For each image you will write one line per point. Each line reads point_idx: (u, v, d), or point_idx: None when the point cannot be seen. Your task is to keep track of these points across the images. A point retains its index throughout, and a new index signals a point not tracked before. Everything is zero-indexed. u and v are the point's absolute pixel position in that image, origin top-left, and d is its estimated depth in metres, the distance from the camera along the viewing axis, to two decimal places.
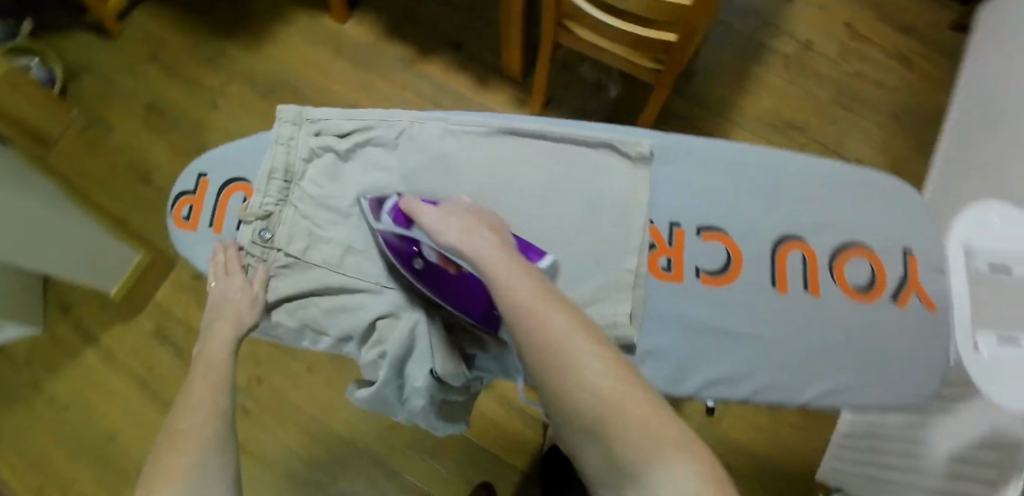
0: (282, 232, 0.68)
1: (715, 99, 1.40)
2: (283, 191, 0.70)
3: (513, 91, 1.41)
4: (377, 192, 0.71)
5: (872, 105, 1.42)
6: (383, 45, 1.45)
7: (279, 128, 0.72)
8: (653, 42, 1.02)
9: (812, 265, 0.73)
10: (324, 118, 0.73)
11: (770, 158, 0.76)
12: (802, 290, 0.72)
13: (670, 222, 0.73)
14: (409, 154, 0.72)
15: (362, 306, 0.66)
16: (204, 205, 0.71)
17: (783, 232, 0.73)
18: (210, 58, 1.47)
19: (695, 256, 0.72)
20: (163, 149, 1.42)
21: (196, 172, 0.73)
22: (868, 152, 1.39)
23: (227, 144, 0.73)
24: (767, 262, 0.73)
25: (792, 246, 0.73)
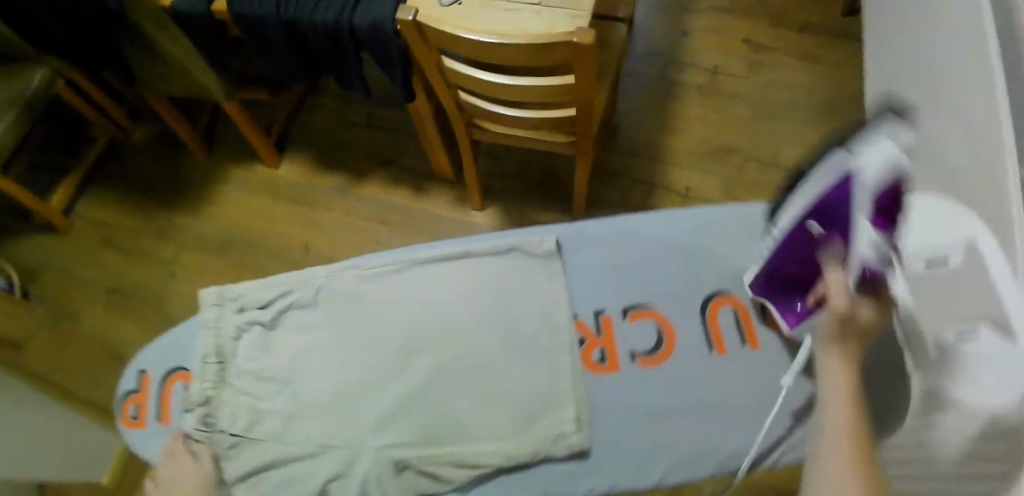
0: (225, 414, 0.74)
1: (645, 143, 1.43)
2: (221, 372, 0.76)
3: (454, 190, 1.44)
4: (307, 354, 0.77)
5: (794, 107, 1.44)
6: (320, 177, 1.50)
7: (205, 316, 0.79)
8: (558, 120, 1.05)
9: (741, 316, 0.79)
10: (243, 295, 0.80)
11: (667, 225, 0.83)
12: (740, 346, 0.78)
13: (594, 311, 0.80)
14: (331, 309, 0.79)
15: (310, 472, 0.71)
16: (148, 401, 0.78)
17: (707, 293, 0.81)
18: (160, 230, 1.52)
19: (627, 341, 0.78)
20: (131, 328, 1.44)
21: (136, 370, 0.79)
22: (805, 153, 1.40)
23: (160, 339, 0.80)
24: (700, 324, 0.79)
25: (722, 307, 0.80)
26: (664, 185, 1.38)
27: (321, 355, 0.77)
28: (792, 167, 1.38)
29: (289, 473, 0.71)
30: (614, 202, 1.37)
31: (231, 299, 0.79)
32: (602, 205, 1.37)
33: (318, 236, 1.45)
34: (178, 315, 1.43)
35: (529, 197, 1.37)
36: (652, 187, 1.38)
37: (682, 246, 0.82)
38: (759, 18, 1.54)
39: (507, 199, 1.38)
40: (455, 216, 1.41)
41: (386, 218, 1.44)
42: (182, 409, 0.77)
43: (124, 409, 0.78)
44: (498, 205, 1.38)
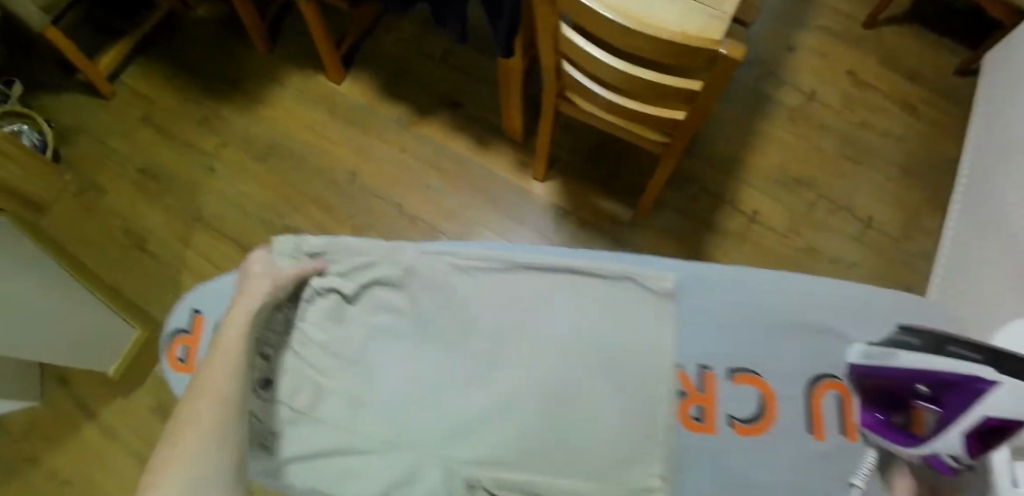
0: (286, 384, 0.71)
1: (722, 155, 1.37)
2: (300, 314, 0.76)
3: (517, 153, 1.37)
4: (382, 330, 0.74)
5: (880, 156, 1.39)
6: (382, 105, 1.43)
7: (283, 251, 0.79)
8: (659, 119, 1.00)
9: (844, 404, 0.71)
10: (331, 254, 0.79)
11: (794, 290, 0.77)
12: (839, 434, 0.70)
13: (698, 365, 0.73)
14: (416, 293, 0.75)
15: (363, 466, 0.65)
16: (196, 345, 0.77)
17: (816, 372, 0.73)
18: (205, 120, 1.45)
19: (726, 402, 0.72)
20: (159, 214, 1.39)
21: (190, 308, 0.79)
22: (880, 206, 1.35)
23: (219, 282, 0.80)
24: (801, 402, 0.72)
25: (827, 387, 0.73)
26: (732, 204, 1.33)
27: (400, 342, 0.73)
28: (863, 218, 1.34)
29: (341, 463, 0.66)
30: (677, 208, 1.33)
31: (308, 251, 0.79)
32: (665, 208, 1.32)
33: (367, 165, 1.39)
34: (209, 212, 1.38)
35: (594, 179, 1.33)
36: (720, 203, 1.33)
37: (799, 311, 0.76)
38: (867, 52, 1.46)
39: (573, 176, 1.34)
40: (514, 180, 1.35)
41: (441, 164, 1.37)
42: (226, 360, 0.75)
43: (172, 350, 0.78)
44: (560, 180, 1.34)
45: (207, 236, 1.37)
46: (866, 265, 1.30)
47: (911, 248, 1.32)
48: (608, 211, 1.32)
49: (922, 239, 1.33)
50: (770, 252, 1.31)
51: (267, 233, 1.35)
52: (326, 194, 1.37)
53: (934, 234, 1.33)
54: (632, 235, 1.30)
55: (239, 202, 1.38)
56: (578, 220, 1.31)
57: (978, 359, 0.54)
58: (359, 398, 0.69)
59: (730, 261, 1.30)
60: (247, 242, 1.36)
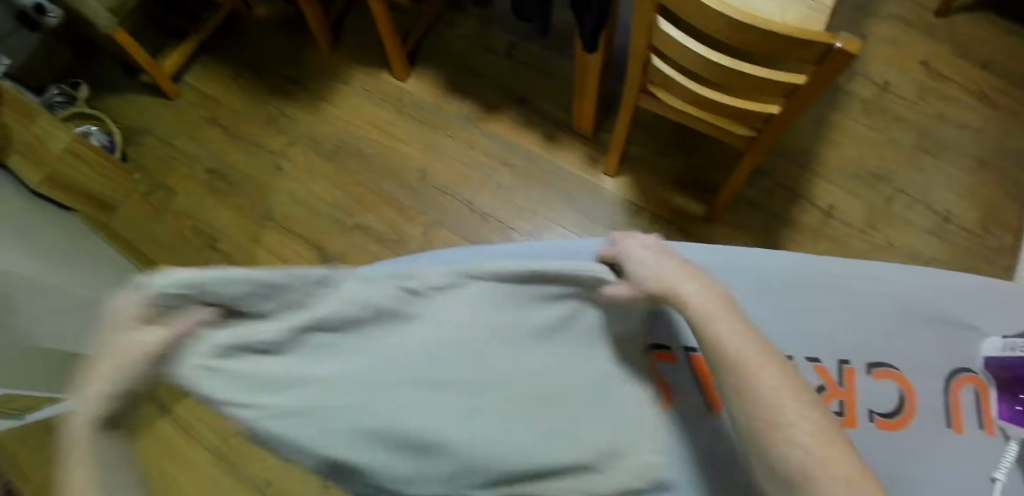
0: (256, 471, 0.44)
1: (795, 149, 1.34)
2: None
3: (588, 149, 1.35)
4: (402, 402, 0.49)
5: (956, 148, 1.35)
6: (446, 102, 1.42)
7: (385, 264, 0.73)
8: (752, 113, 0.99)
9: (976, 404, 0.66)
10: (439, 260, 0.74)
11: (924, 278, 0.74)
12: (978, 429, 0.65)
13: (839, 359, 0.66)
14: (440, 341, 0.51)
15: None
16: None
17: (952, 365, 0.67)
18: (271, 120, 1.46)
19: (869, 399, 0.66)
20: (228, 214, 1.40)
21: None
22: (957, 199, 1.32)
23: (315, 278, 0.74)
24: (940, 398, 0.66)
25: (963, 379, 0.67)
26: (807, 199, 1.31)
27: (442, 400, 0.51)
28: (942, 213, 1.31)
29: None
30: (751, 203, 1.31)
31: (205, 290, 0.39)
32: (740, 203, 1.30)
33: (435, 163, 1.38)
34: (278, 212, 1.39)
35: (666, 174, 1.32)
36: (795, 198, 1.31)
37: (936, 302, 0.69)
38: (941, 40, 1.42)
39: (645, 171, 1.32)
40: (585, 176, 1.34)
41: (509, 161, 1.36)
42: None
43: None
44: (632, 176, 1.32)
45: (276, 234, 1.37)
46: (946, 261, 1.28)
47: (991, 244, 1.29)
48: (682, 207, 1.30)
49: (1002, 233, 1.29)
50: (848, 248, 1.28)
51: (337, 232, 1.35)
52: (395, 192, 1.37)
53: (1015, 228, 1.30)
54: (707, 231, 1.29)
55: (307, 200, 1.38)
56: (651, 216, 1.30)
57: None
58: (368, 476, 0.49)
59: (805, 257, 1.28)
60: (317, 241, 1.36)
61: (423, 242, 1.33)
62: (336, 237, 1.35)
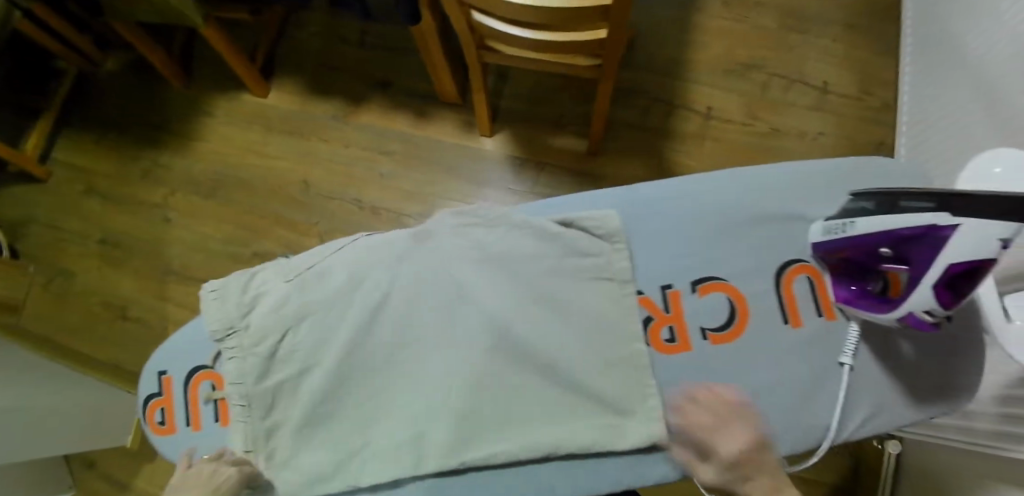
0: (246, 341, 0.67)
1: (663, 62, 1.33)
2: (236, 350, 0.68)
3: (462, 115, 1.35)
4: (268, 338, 0.67)
5: (820, 18, 1.35)
6: (314, 107, 1.39)
7: (209, 317, 0.69)
8: (586, 43, 0.98)
9: (822, 284, 0.70)
10: (265, 281, 0.70)
11: (751, 181, 0.73)
12: (817, 317, 0.69)
13: (661, 286, 0.70)
14: (284, 311, 0.67)
15: (257, 344, 0.67)
16: (175, 405, 0.71)
17: (784, 259, 0.71)
18: (146, 173, 1.41)
19: (697, 316, 0.70)
20: (130, 279, 1.37)
21: (155, 371, 0.73)
22: (831, 68, 1.32)
23: (175, 338, 0.73)
24: (774, 296, 0.70)
25: (799, 270, 0.71)
26: (684, 106, 1.31)
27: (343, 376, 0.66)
28: (819, 85, 1.31)
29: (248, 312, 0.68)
30: (630, 124, 1.30)
31: None
32: (619, 129, 1.30)
33: (317, 170, 1.36)
34: (178, 263, 1.36)
35: (540, 118, 1.32)
36: (672, 109, 1.31)
37: (750, 198, 0.73)
38: None
39: (520, 121, 1.32)
40: (462, 143, 1.33)
41: (388, 148, 1.35)
42: (212, 412, 0.70)
43: (149, 416, 0.72)
44: (507, 130, 1.32)
45: (182, 285, 1.35)
46: (832, 132, 1.28)
47: (871, 104, 1.29)
48: (564, 146, 1.30)
49: (881, 91, 1.29)
50: (734, 144, 1.28)
51: (238, 266, 1.33)
52: (284, 211, 1.35)
53: (892, 82, 1.30)
54: (594, 165, 1.29)
55: (201, 243, 1.36)
56: (535, 165, 1.30)
57: (932, 207, 0.54)
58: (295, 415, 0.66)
59: (695, 163, 1.28)
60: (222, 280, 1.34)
61: None
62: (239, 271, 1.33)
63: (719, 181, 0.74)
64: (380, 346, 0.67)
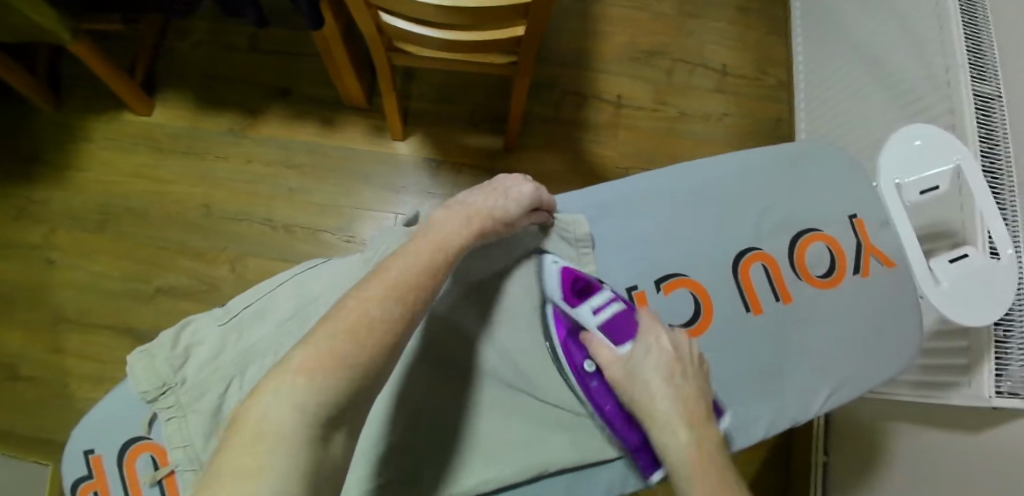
0: (185, 397, 0.65)
1: (574, 52, 1.35)
2: (173, 409, 0.65)
3: (370, 120, 1.28)
4: (210, 389, 0.65)
5: (712, 3, 1.41)
6: (208, 122, 1.28)
7: (136, 378, 0.65)
8: (502, 42, 0.97)
9: (774, 270, 0.80)
10: (196, 329, 0.68)
11: (693, 178, 0.82)
12: (774, 301, 0.80)
13: (630, 286, 0.78)
14: (230, 357, 0.66)
15: (201, 395, 0.64)
16: (110, 486, 0.66)
17: (740, 249, 0.80)
18: (17, 211, 1.25)
19: (666, 313, 0.78)
20: (14, 334, 1.21)
21: (81, 452, 0.67)
22: (729, 51, 1.39)
23: (98, 411, 0.68)
24: (735, 283, 0.79)
25: (754, 259, 0.81)
26: (594, 96, 1.33)
27: None
28: (719, 68, 1.37)
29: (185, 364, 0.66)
30: (546, 118, 1.31)
31: None
32: (535, 124, 1.30)
33: (220, 191, 1.25)
34: (72, 309, 1.21)
35: (453, 118, 1.28)
36: (584, 99, 1.32)
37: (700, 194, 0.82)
38: None
39: (432, 122, 1.28)
40: (376, 148, 1.27)
41: (296, 160, 1.26)
42: (153, 486, 0.65)
43: None
44: (422, 132, 1.28)
45: (79, 333, 1.21)
46: (736, 112, 1.35)
47: (767, 83, 1.38)
48: (481, 144, 1.28)
49: (775, 71, 1.38)
50: (647, 131, 1.32)
51: (140, 304, 1.21)
52: (187, 239, 1.23)
53: (783, 62, 1.39)
54: (513, 161, 1.28)
55: (95, 284, 1.22)
56: (455, 165, 1.27)
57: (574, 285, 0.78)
58: None
59: (618, 152, 1.31)
60: (126, 322, 1.21)
61: (236, 278, 1.22)
62: (143, 311, 1.21)
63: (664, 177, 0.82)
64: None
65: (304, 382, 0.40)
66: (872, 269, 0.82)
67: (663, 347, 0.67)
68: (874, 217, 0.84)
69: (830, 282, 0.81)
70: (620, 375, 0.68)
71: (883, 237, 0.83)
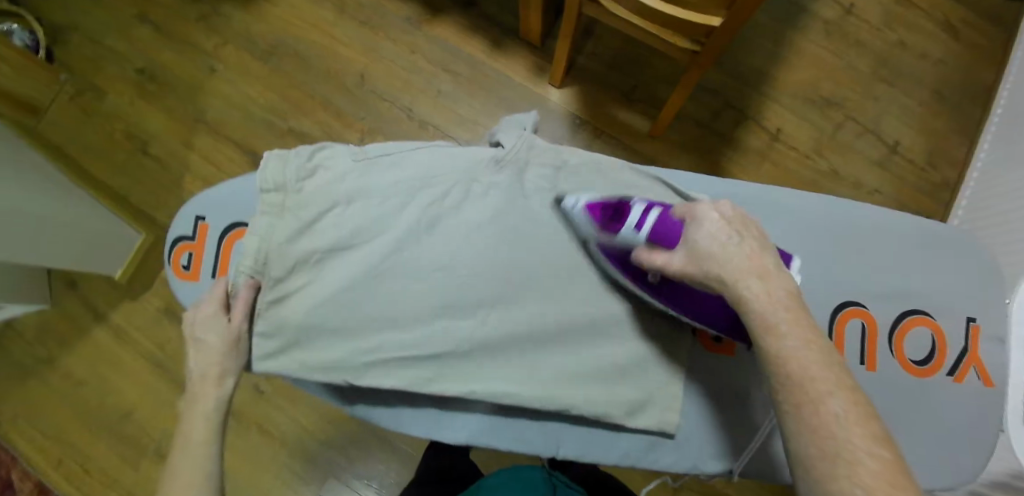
0: (297, 204, 0.71)
1: (751, 70, 1.31)
2: (280, 209, 0.71)
3: (535, 58, 1.30)
4: (317, 207, 0.71)
5: (913, 78, 1.32)
6: (390, 2, 1.34)
7: (264, 171, 0.71)
8: (696, 26, 0.94)
9: (872, 331, 0.76)
10: (330, 156, 0.74)
11: (840, 218, 0.79)
12: (859, 364, 0.75)
13: None
14: (342, 189, 0.72)
15: (309, 210, 0.71)
16: (205, 254, 0.74)
17: (843, 300, 0.76)
18: (203, 17, 1.36)
19: None
20: (160, 117, 1.33)
21: (193, 216, 0.75)
22: (907, 133, 1.30)
23: (218, 188, 0.76)
24: (830, 330, 0.76)
25: (854, 313, 0.76)
26: (755, 120, 1.29)
27: (379, 268, 0.71)
28: (890, 143, 1.29)
29: (306, 177, 0.72)
30: (697, 121, 1.29)
31: None
32: (683, 121, 1.28)
33: (376, 67, 1.31)
34: (214, 116, 1.32)
35: (612, 85, 1.28)
36: (743, 117, 1.29)
37: (837, 235, 0.78)
38: None
39: (591, 82, 1.29)
40: (529, 85, 1.29)
41: (453, 67, 1.30)
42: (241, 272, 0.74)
43: (176, 257, 0.75)
44: (576, 87, 1.29)
45: (210, 139, 1.31)
46: (887, 192, 1.28)
47: (934, 177, 1.28)
48: (625, 120, 1.28)
49: (947, 168, 1.29)
50: (790, 173, 1.28)
51: (270, 136, 1.30)
52: (333, 98, 1.31)
53: (960, 164, 1.29)
54: (650, 148, 1.28)
55: (241, 103, 1.32)
56: (594, 129, 1.28)
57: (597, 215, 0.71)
58: (332, 297, 0.70)
59: (749, 178, 1.28)
60: (255, 146, 1.31)
61: (359, 147, 1.29)
62: (271, 143, 1.30)
63: (808, 204, 0.79)
64: (421, 262, 0.72)
65: None
66: (966, 378, 0.77)
67: (712, 216, 0.59)
68: (994, 331, 0.78)
69: (921, 371, 0.76)
70: (681, 255, 0.59)
71: (994, 354, 0.78)
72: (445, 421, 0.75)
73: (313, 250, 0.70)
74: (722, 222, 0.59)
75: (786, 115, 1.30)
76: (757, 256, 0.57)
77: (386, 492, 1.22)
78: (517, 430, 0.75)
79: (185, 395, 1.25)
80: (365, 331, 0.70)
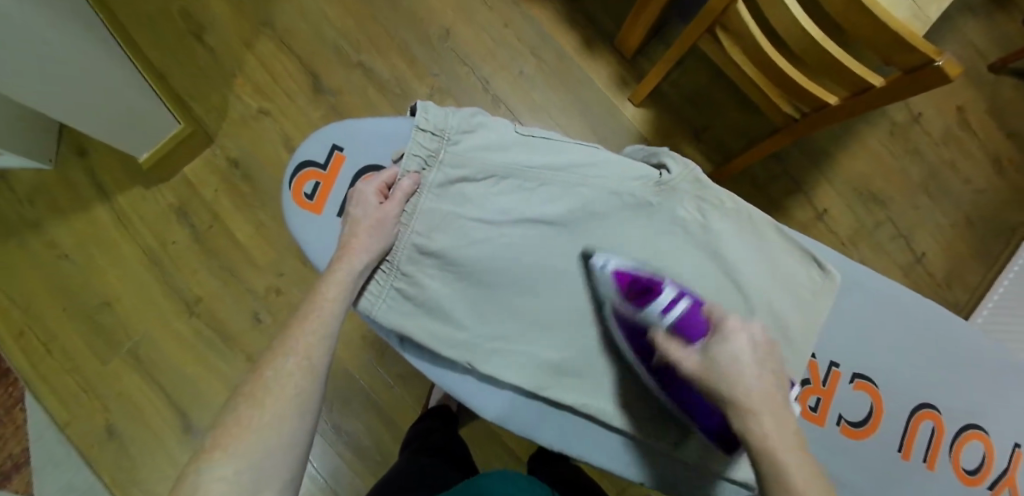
0: (446, 158, 0.75)
1: (815, 146, 1.34)
2: (429, 158, 0.75)
3: (621, 70, 1.28)
4: (463, 166, 0.75)
5: (954, 200, 1.37)
6: None
7: (428, 119, 0.76)
8: (809, 99, 0.95)
9: (939, 435, 0.80)
10: (490, 121, 0.77)
11: (946, 323, 0.81)
12: (920, 460, 0.80)
13: (830, 362, 0.79)
14: (491, 155, 0.76)
15: (456, 167, 0.75)
16: (332, 184, 0.80)
17: (921, 402, 0.80)
18: None
19: (843, 403, 0.80)
20: (224, 7, 1.23)
21: (330, 147, 0.81)
22: (933, 248, 1.36)
23: (361, 125, 0.81)
24: (903, 425, 0.80)
25: (928, 416, 0.80)
26: (806, 195, 1.34)
27: (503, 245, 0.75)
28: (916, 252, 1.36)
29: (463, 133, 0.76)
30: (754, 180, 1.33)
31: None
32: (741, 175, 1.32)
33: (464, 28, 1.26)
34: (281, 24, 1.24)
35: (687, 121, 1.29)
36: (796, 189, 1.34)
37: (936, 339, 0.81)
38: (986, 92, 1.38)
39: (669, 111, 1.28)
40: (609, 95, 1.28)
41: (539, 52, 1.27)
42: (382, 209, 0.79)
43: (302, 181, 0.80)
44: (652, 110, 1.28)
45: (272, 47, 1.23)
46: None
47: (944, 295, 1.36)
48: (691, 158, 1.29)
49: (958, 291, 1.36)
50: None
51: (337, 64, 1.23)
52: (412, 45, 1.25)
53: (971, 290, 1.36)
54: None
55: (314, 20, 1.24)
56: None
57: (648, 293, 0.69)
58: (452, 261, 0.75)
59: None
60: (316, 69, 1.23)
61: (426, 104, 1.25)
62: (334, 71, 1.23)
63: (921, 304, 0.81)
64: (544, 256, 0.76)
65: (257, 411, 0.53)
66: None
67: (737, 334, 0.58)
68: None
69: (968, 480, 0.81)
70: (694, 359, 0.59)
71: None
72: (529, 412, 0.78)
73: (448, 210, 0.75)
74: (749, 342, 0.58)
75: (835, 199, 1.34)
76: (774, 398, 0.56)
77: (360, 453, 1.19)
78: (590, 438, 0.78)
79: (177, 302, 1.18)
80: (480, 302, 0.75)
